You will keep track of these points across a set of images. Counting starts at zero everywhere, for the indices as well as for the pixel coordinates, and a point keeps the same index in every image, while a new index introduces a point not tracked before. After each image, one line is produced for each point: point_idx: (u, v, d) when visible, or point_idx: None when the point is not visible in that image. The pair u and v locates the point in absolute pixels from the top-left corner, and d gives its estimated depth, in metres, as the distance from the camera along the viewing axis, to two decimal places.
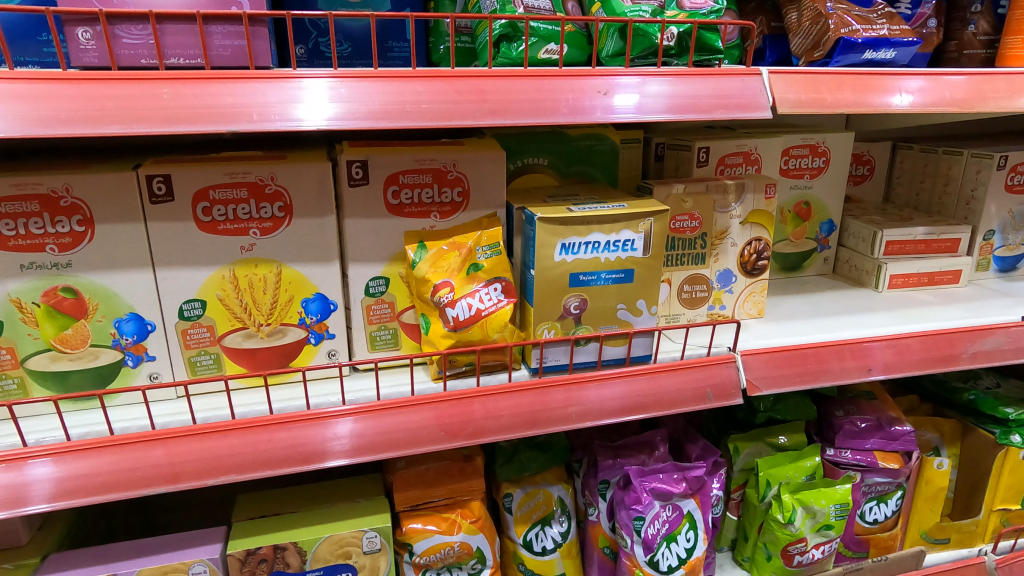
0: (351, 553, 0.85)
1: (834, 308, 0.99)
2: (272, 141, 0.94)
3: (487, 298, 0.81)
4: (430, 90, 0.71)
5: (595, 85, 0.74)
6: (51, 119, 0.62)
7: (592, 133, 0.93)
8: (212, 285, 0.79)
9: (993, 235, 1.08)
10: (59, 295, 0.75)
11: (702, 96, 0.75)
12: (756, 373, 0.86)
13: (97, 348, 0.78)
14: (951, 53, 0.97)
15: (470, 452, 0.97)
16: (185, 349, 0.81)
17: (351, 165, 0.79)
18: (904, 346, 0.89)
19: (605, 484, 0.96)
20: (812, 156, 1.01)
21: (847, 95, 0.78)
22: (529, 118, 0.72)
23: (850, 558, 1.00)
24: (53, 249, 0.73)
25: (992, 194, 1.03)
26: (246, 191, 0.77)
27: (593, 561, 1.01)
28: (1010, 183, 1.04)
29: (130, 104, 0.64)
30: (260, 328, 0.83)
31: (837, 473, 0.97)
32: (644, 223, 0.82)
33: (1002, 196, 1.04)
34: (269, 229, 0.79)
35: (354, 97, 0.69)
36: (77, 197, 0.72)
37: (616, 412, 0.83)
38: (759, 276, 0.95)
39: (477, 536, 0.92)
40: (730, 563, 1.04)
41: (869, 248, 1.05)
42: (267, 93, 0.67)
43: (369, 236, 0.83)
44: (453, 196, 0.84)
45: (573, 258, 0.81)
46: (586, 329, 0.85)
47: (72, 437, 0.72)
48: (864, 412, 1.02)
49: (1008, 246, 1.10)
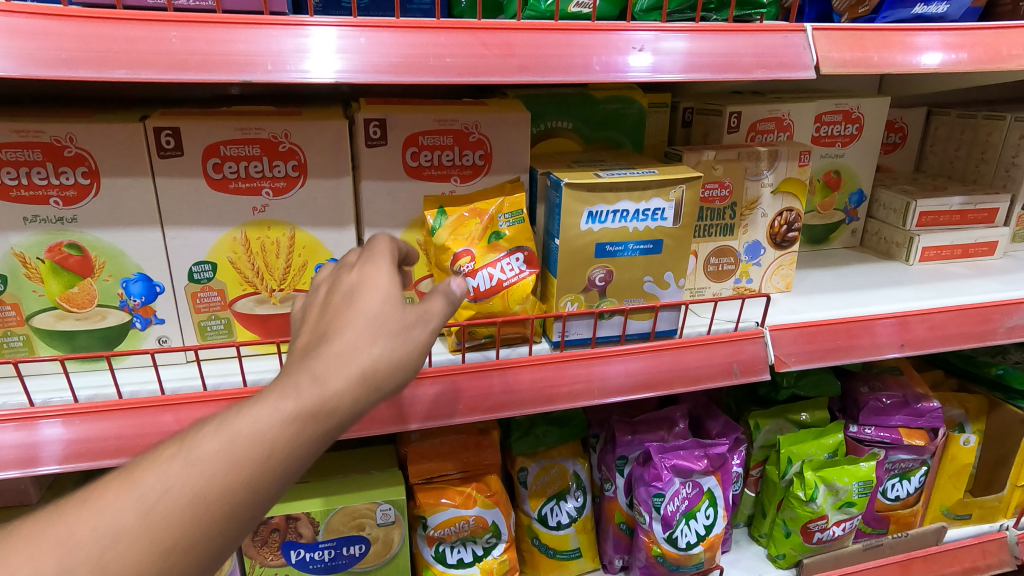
0: (364, 525, 0.84)
1: (862, 282, 0.96)
2: (283, 97, 0.89)
3: (508, 269, 0.79)
4: (455, 42, 0.67)
5: (629, 40, 0.70)
6: (53, 59, 0.58)
7: (619, 96, 0.89)
8: (223, 247, 0.76)
9: None
10: (64, 251, 0.71)
11: (742, 55, 0.72)
12: (785, 349, 0.84)
13: (103, 309, 0.74)
14: (1005, 5, 0.89)
15: (486, 426, 0.94)
16: (195, 313, 0.78)
17: (368, 124, 0.75)
18: (936, 322, 0.87)
19: (623, 461, 0.95)
20: (844, 123, 0.98)
21: (894, 54, 0.75)
22: (560, 76, 0.68)
23: (870, 534, 1.00)
24: (57, 202, 0.69)
25: None
26: (259, 148, 0.73)
27: (608, 537, 0.99)
28: None
29: (135, 47, 0.60)
30: (272, 293, 0.79)
31: (862, 450, 0.96)
32: (675, 190, 0.79)
33: None
34: (282, 189, 0.75)
35: (373, 48, 0.65)
36: (82, 147, 0.68)
37: (637, 387, 0.81)
38: (789, 248, 0.92)
39: (492, 510, 0.90)
40: (746, 539, 1.04)
41: (900, 220, 1.02)
42: (280, 41, 0.63)
43: (386, 201, 0.80)
44: (475, 159, 0.80)
45: (600, 227, 0.78)
46: (611, 302, 0.82)
47: (80, 400, 0.69)
48: (889, 389, 1.01)
49: None
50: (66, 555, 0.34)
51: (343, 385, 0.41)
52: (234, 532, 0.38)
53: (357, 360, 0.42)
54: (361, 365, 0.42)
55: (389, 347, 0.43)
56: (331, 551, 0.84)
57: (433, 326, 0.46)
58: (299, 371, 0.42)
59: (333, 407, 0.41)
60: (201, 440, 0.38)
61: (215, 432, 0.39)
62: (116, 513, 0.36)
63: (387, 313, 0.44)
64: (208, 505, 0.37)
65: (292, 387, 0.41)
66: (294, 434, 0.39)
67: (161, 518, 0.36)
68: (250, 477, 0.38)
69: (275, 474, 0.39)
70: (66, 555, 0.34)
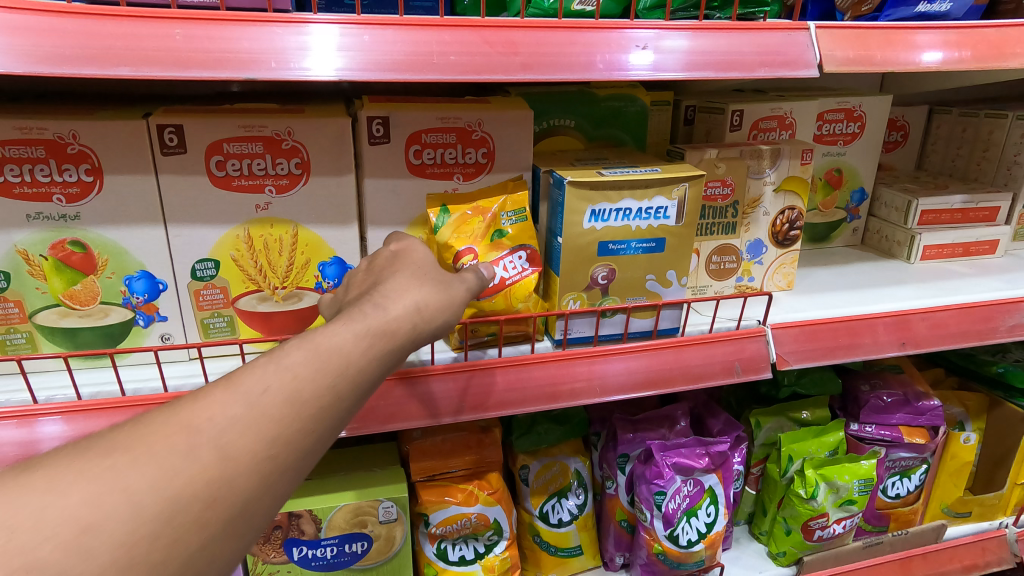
0: (366, 522, 0.84)
1: (863, 281, 0.97)
2: (286, 94, 0.89)
3: (511, 267, 0.79)
4: (459, 40, 0.67)
5: (632, 38, 0.70)
6: (57, 56, 0.57)
7: (622, 94, 0.89)
8: (226, 244, 0.76)
9: None
10: (67, 248, 0.71)
11: (746, 53, 0.72)
12: (786, 347, 0.84)
13: (106, 306, 0.74)
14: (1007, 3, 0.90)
15: (488, 423, 0.94)
16: (198, 310, 0.78)
17: (372, 122, 0.75)
18: (937, 320, 0.87)
19: (625, 458, 0.95)
20: (846, 121, 0.98)
21: (896, 52, 0.75)
22: (563, 74, 0.68)
23: (870, 532, 1.01)
24: (60, 199, 0.69)
25: None
26: (262, 146, 0.73)
27: (609, 535, 1.00)
28: None
29: (139, 44, 0.59)
30: (275, 291, 0.79)
31: (863, 448, 0.97)
32: (677, 189, 0.79)
33: None
34: (285, 186, 0.75)
35: (377, 45, 0.65)
36: (85, 144, 0.68)
37: (639, 385, 0.81)
38: (790, 247, 0.93)
39: (494, 507, 0.91)
40: (747, 537, 1.05)
41: (902, 219, 1.02)
42: (284, 39, 0.63)
43: (389, 198, 0.80)
44: (478, 157, 0.80)
45: (603, 225, 0.78)
46: (613, 300, 0.82)
47: (83, 397, 0.69)
48: (890, 387, 1.01)
49: None
50: (188, 443, 0.38)
51: (405, 312, 0.50)
52: (326, 430, 0.43)
53: (413, 300, 0.51)
54: (417, 302, 0.51)
55: (436, 293, 0.53)
56: (332, 548, 0.84)
57: (464, 282, 0.57)
58: (365, 306, 0.49)
59: (401, 328, 0.49)
60: (290, 353, 0.43)
61: (301, 347, 0.44)
62: (226, 408, 0.40)
63: (429, 271, 0.55)
64: (306, 403, 0.42)
65: (364, 315, 0.48)
66: (372, 349, 0.46)
67: (267, 413, 0.40)
68: (339, 381, 0.43)
69: (359, 380, 0.45)
70: (189, 442, 0.38)
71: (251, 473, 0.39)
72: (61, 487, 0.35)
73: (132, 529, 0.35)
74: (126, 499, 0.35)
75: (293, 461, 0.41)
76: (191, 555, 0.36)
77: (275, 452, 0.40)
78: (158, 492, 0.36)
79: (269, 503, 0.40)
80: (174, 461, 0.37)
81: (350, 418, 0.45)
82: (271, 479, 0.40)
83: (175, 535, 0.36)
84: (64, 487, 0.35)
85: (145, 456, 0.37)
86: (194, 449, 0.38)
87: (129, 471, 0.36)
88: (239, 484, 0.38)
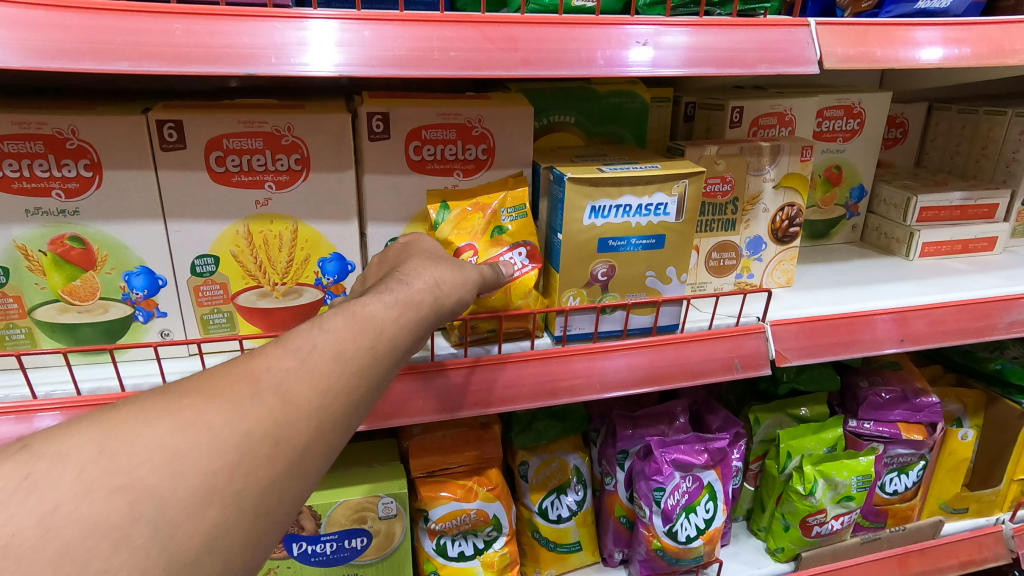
0: (366, 518, 0.84)
1: (862, 277, 0.97)
2: (285, 90, 0.89)
3: (511, 264, 0.79)
4: (459, 36, 0.67)
5: (633, 34, 0.70)
6: (56, 50, 0.57)
7: (622, 91, 0.89)
8: (226, 240, 0.76)
9: None
10: (66, 244, 0.71)
11: (746, 49, 0.72)
12: (785, 344, 0.84)
13: (106, 302, 0.74)
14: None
15: (488, 420, 0.94)
16: (198, 306, 0.78)
17: (372, 118, 0.75)
18: (936, 317, 0.87)
19: (624, 454, 0.95)
20: (846, 118, 0.98)
21: (896, 49, 0.75)
22: (563, 70, 0.68)
23: (867, 528, 1.01)
24: (59, 194, 0.69)
25: None
26: (262, 142, 0.72)
27: (608, 531, 1.00)
28: None
29: (138, 39, 0.59)
30: (275, 287, 0.79)
31: (861, 444, 0.97)
32: (678, 185, 0.79)
33: None
34: (284, 182, 0.75)
35: (377, 41, 0.65)
36: (84, 139, 0.67)
37: (638, 381, 0.81)
38: (790, 243, 0.93)
39: (494, 503, 0.91)
40: (745, 533, 1.05)
41: (901, 215, 1.02)
42: (284, 34, 0.63)
43: (389, 194, 0.79)
44: (478, 153, 0.80)
45: (603, 222, 0.78)
46: (613, 297, 0.82)
47: (82, 392, 0.69)
48: (889, 383, 1.01)
49: None
50: (254, 389, 0.43)
51: (423, 286, 0.57)
52: (371, 385, 0.48)
53: (431, 281, 0.58)
54: (432, 280, 0.59)
55: (450, 277, 0.61)
56: (332, 544, 0.84)
57: (472, 270, 0.65)
58: (391, 285, 0.56)
59: (422, 299, 0.56)
60: (332, 318, 0.49)
61: (342, 313, 0.49)
62: (283, 362, 0.45)
63: (439, 260, 0.64)
64: (352, 358, 0.47)
65: (392, 291, 0.54)
66: (402, 316, 0.52)
67: (319, 365, 0.45)
68: (378, 341, 0.49)
69: (394, 342, 0.50)
70: (255, 388, 0.43)
71: (309, 416, 0.43)
72: (149, 420, 0.39)
73: (212, 458, 0.39)
74: (205, 433, 0.39)
75: (343, 409, 0.45)
76: (262, 488, 0.40)
77: (328, 399, 0.44)
78: (232, 428, 0.40)
79: (324, 449, 0.44)
80: (243, 402, 0.42)
81: (390, 376, 0.50)
82: (325, 424, 0.44)
83: (247, 469, 0.40)
84: (150, 423, 0.39)
85: (218, 398, 0.41)
86: (259, 393, 0.42)
87: (206, 410, 0.40)
88: (299, 426, 0.43)
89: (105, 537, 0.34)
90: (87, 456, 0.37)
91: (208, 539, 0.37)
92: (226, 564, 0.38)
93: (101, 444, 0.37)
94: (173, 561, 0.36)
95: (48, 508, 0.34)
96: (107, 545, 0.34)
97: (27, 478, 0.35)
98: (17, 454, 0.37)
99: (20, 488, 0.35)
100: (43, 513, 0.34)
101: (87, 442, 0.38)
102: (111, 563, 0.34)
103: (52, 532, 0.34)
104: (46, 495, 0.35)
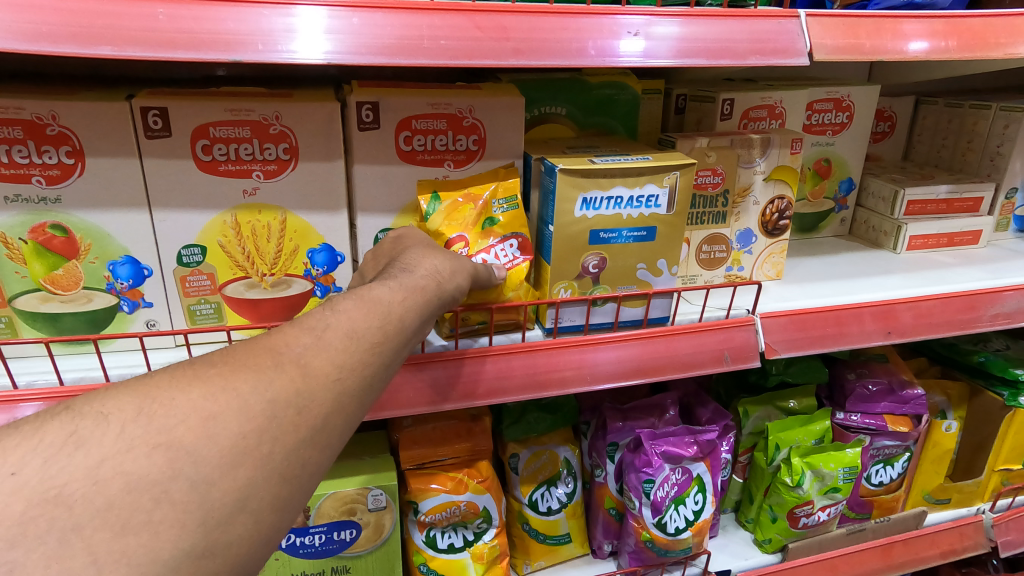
0: (355, 510, 0.84)
1: (851, 271, 0.97)
2: (273, 78, 0.88)
3: (502, 255, 0.79)
4: (450, 24, 0.66)
5: (624, 24, 0.70)
6: (36, 33, 0.56)
7: (613, 82, 0.89)
8: (214, 230, 0.75)
9: (1016, 193, 1.07)
10: (48, 232, 0.70)
11: (737, 40, 0.72)
12: (775, 336, 0.85)
13: (90, 291, 0.73)
14: None
15: (478, 412, 0.94)
16: (185, 296, 0.77)
17: (361, 107, 0.74)
18: (922, 310, 0.88)
19: (614, 447, 0.95)
20: (836, 111, 0.99)
21: (885, 41, 0.75)
22: (554, 59, 0.68)
23: (853, 519, 1.02)
24: (40, 181, 0.68)
25: (1018, 150, 1.02)
26: (249, 130, 0.71)
27: (598, 523, 1.00)
28: None
29: (121, 23, 0.58)
30: (263, 278, 0.78)
31: (847, 436, 0.99)
32: (668, 177, 0.79)
33: None
34: (273, 172, 0.74)
35: (366, 28, 0.64)
36: (65, 125, 0.66)
37: (628, 373, 0.81)
38: (780, 236, 0.93)
39: (484, 495, 0.91)
40: (733, 524, 1.06)
41: (889, 209, 1.03)
42: (271, 20, 0.62)
43: (379, 185, 0.79)
44: (468, 144, 0.80)
45: (594, 214, 0.78)
46: (604, 289, 0.82)
47: (65, 382, 0.68)
48: (876, 375, 1.03)
49: None
50: (276, 360, 0.43)
51: (428, 271, 0.59)
52: (385, 361, 0.48)
53: (434, 267, 0.60)
54: (436, 266, 0.60)
55: (452, 265, 0.62)
56: (321, 536, 0.84)
57: (471, 263, 0.67)
58: (395, 272, 0.57)
59: (428, 284, 0.57)
60: (343, 301, 0.50)
61: (352, 296, 0.50)
62: (300, 337, 0.45)
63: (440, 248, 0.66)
64: (365, 336, 0.48)
65: (396, 277, 0.56)
66: (409, 299, 0.53)
67: (335, 341, 0.46)
68: (389, 321, 0.50)
69: (403, 322, 0.51)
70: (277, 359, 0.43)
71: (328, 387, 0.44)
72: (182, 386, 0.40)
73: (241, 423, 0.39)
74: (234, 398, 0.40)
75: (361, 383, 0.46)
76: (289, 453, 0.40)
77: (346, 373, 0.45)
78: (258, 395, 0.41)
79: (344, 420, 0.45)
80: (268, 372, 0.42)
81: (400, 355, 0.51)
82: (345, 396, 0.45)
83: (274, 434, 0.40)
84: (184, 388, 0.40)
85: (244, 367, 0.42)
86: (282, 365, 0.43)
87: (233, 377, 0.41)
88: (320, 396, 0.43)
89: (146, 491, 0.35)
90: (125, 416, 0.37)
91: (240, 499, 0.38)
92: (256, 526, 0.39)
93: (138, 406, 0.38)
94: (208, 517, 0.36)
95: (94, 462, 0.35)
96: (148, 500, 0.35)
97: (73, 435, 0.36)
98: (60, 414, 0.37)
99: (65, 444, 0.35)
100: (88, 468, 0.35)
101: (125, 403, 0.38)
102: (152, 516, 0.35)
103: (97, 485, 0.34)
104: (90, 451, 0.35)
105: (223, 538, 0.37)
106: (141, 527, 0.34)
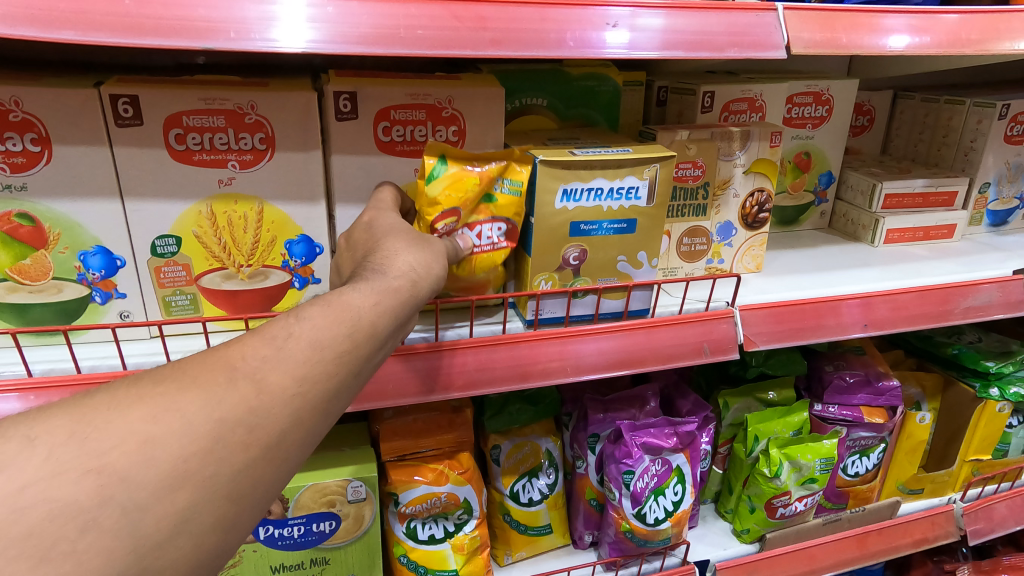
0: (334, 502, 0.83)
1: (830, 264, 0.98)
2: (250, 66, 0.87)
3: (486, 237, 0.77)
4: (426, 14, 0.65)
5: (603, 16, 0.69)
6: None
7: (595, 74, 0.88)
8: (189, 221, 0.74)
9: (988, 187, 1.08)
10: (14, 221, 0.69)
11: (716, 32, 0.71)
12: (753, 329, 0.85)
13: (60, 282, 0.72)
14: None
15: (460, 404, 0.94)
16: (159, 288, 0.76)
17: (339, 97, 0.74)
18: (899, 303, 0.89)
19: (595, 438, 0.96)
20: (815, 104, 0.99)
21: (861, 35, 0.75)
22: (532, 50, 0.67)
23: (829, 509, 1.04)
24: (5, 169, 0.67)
25: (991, 145, 1.03)
26: (224, 120, 0.71)
27: (579, 514, 1.01)
28: (1010, 133, 1.04)
29: (83, 8, 0.57)
30: (240, 269, 0.77)
31: (824, 428, 1.00)
32: (649, 169, 0.79)
33: (1001, 147, 1.04)
34: (249, 162, 0.73)
35: (341, 17, 0.63)
36: (28, 111, 0.65)
37: (610, 365, 0.82)
38: (760, 229, 0.94)
39: (464, 487, 0.91)
40: (713, 514, 1.07)
41: (867, 202, 1.04)
42: (244, 8, 0.60)
43: (357, 176, 0.78)
44: (448, 135, 0.79)
45: (575, 206, 0.78)
46: (584, 281, 0.82)
47: (34, 373, 0.68)
48: (853, 368, 1.04)
49: (1002, 199, 1.11)
50: (229, 376, 0.42)
51: (403, 271, 0.57)
52: (352, 371, 0.48)
53: (410, 265, 0.58)
54: (411, 263, 0.58)
55: (427, 255, 0.61)
56: (300, 527, 0.84)
57: (442, 244, 0.66)
58: (369, 273, 0.55)
59: (403, 285, 0.55)
60: (309, 307, 0.48)
61: (320, 302, 0.49)
62: (259, 350, 0.44)
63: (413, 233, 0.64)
64: (330, 346, 0.46)
65: (370, 279, 0.54)
66: (382, 303, 0.51)
67: (297, 353, 0.45)
68: (358, 328, 0.48)
69: (375, 328, 0.50)
70: (231, 375, 0.43)
71: (285, 403, 0.43)
72: (121, 408, 0.39)
73: (184, 444, 0.39)
74: (177, 420, 0.39)
75: (322, 397, 0.45)
76: (234, 474, 0.40)
77: (306, 386, 0.44)
78: (205, 415, 0.40)
79: (302, 435, 0.44)
80: (218, 390, 0.41)
81: (369, 365, 0.50)
82: (303, 411, 0.44)
83: (220, 456, 0.40)
84: (122, 409, 0.39)
85: (193, 385, 0.41)
86: (234, 381, 0.42)
87: (179, 397, 0.40)
88: (275, 413, 0.43)
89: (72, 519, 0.35)
90: (54, 439, 0.36)
91: (177, 524, 0.38)
92: (196, 546, 0.39)
93: (71, 428, 0.37)
94: (140, 543, 0.37)
95: (14, 489, 0.34)
96: (74, 527, 0.34)
97: None
98: None
99: None
100: (8, 495, 0.34)
101: (55, 426, 0.37)
102: (76, 545, 0.34)
103: (17, 514, 0.33)
104: (12, 475, 0.34)
105: (158, 561, 0.37)
106: (64, 555, 0.34)
